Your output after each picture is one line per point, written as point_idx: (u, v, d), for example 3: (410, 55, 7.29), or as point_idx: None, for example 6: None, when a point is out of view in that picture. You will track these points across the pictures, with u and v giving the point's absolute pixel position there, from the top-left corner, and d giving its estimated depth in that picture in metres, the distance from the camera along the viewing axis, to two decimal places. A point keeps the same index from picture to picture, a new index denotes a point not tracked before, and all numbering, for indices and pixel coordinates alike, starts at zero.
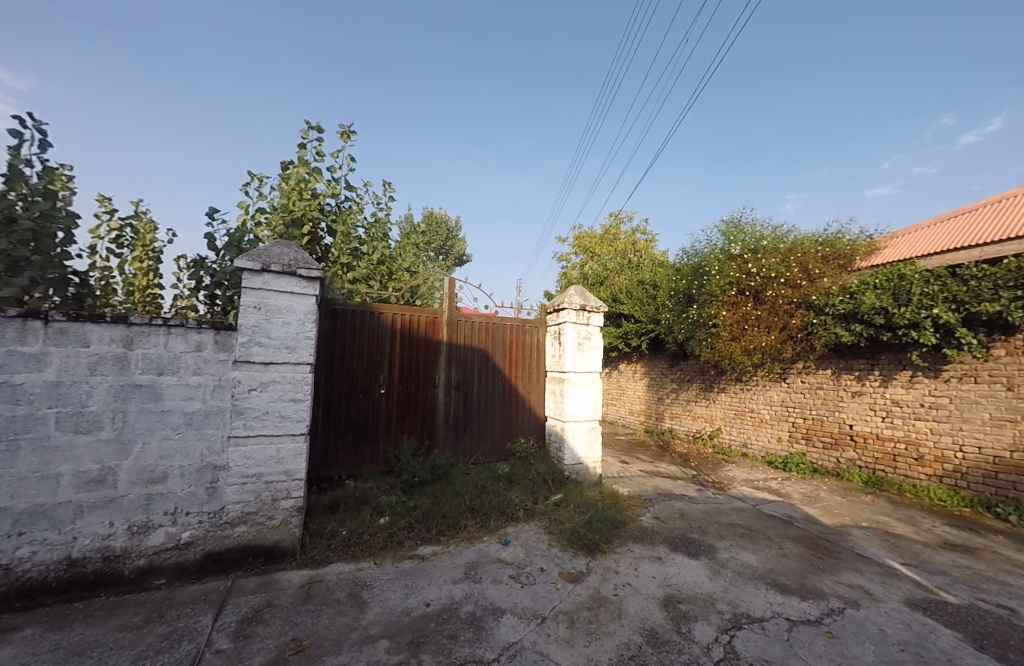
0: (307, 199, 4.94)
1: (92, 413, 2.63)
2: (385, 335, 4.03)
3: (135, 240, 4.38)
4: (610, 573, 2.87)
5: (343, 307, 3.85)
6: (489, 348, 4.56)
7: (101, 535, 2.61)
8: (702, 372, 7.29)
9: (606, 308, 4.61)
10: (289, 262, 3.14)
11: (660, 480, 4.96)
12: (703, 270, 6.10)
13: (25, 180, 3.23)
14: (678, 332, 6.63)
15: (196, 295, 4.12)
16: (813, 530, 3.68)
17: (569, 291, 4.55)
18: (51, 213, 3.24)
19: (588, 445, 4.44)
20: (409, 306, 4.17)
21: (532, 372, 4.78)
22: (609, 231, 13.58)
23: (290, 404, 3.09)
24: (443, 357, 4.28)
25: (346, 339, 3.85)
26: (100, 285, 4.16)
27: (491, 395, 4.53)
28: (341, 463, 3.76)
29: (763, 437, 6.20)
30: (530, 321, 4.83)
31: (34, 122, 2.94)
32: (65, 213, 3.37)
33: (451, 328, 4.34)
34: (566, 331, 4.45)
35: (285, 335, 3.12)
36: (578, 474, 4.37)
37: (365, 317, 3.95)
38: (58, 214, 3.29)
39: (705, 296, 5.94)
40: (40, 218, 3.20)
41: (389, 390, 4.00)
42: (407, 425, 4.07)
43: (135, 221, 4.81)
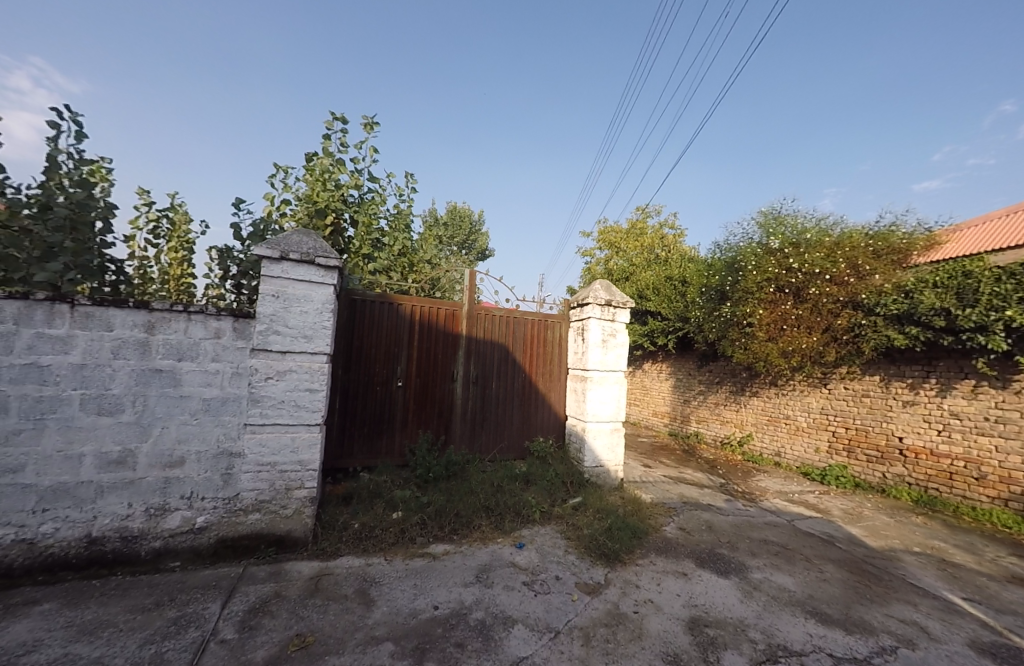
0: (331, 190, 4.93)
1: (114, 395, 2.66)
2: (404, 327, 3.95)
3: (171, 231, 4.46)
4: (630, 587, 2.69)
5: (361, 297, 3.79)
6: (510, 343, 4.42)
7: (120, 515, 2.65)
8: (733, 374, 6.92)
9: (634, 304, 4.38)
10: (309, 251, 3.10)
11: (685, 487, 4.70)
12: (738, 265, 5.72)
13: (65, 170, 3.33)
14: (709, 330, 6.27)
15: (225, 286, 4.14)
16: (857, 552, 3.36)
17: (594, 285, 4.34)
18: (87, 201, 3.31)
19: (610, 448, 4.24)
20: (430, 297, 4.08)
21: (553, 369, 4.62)
22: (636, 225, 13.16)
23: (306, 394, 3.05)
24: (462, 351, 4.17)
25: (365, 330, 3.80)
26: (138, 273, 4.28)
27: (510, 391, 4.39)
28: (357, 454, 3.73)
29: (798, 446, 5.79)
30: (553, 315, 4.65)
31: (71, 113, 2.99)
32: (102, 203, 3.44)
33: (471, 322, 4.24)
34: (590, 326, 4.25)
35: (303, 324, 3.08)
36: (599, 478, 4.18)
37: (385, 308, 3.88)
38: (94, 203, 3.37)
39: (738, 293, 5.58)
40: (77, 206, 3.28)
41: (407, 383, 3.93)
42: (424, 419, 3.99)
43: (173, 212, 4.93)
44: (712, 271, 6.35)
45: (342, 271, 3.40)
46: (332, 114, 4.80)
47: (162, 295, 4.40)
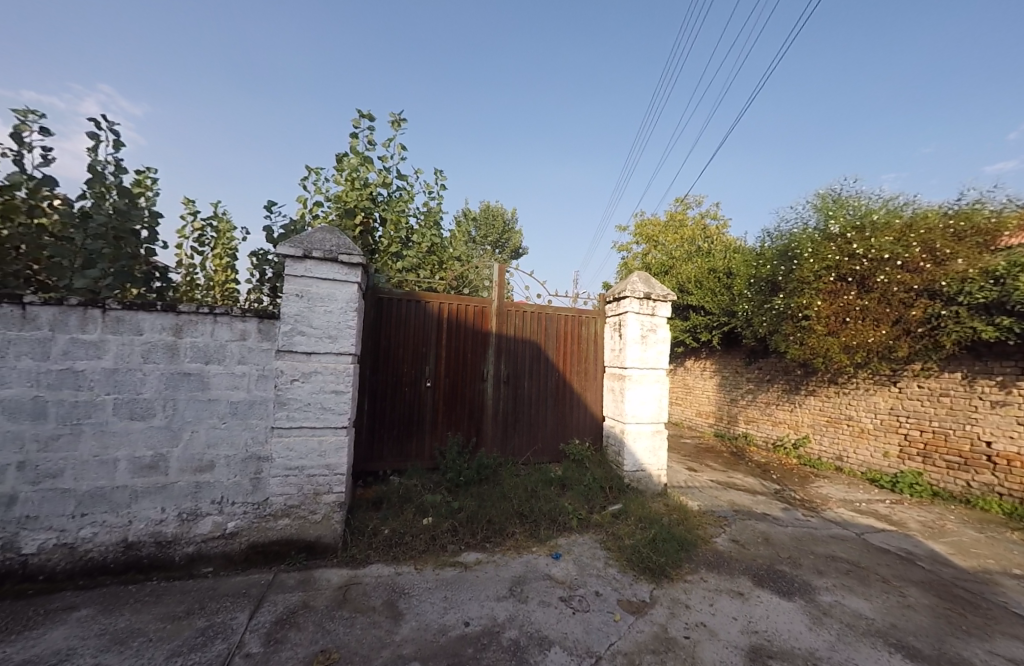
0: (359, 189, 4.86)
1: (146, 400, 2.67)
2: (431, 325, 3.82)
3: (216, 239, 4.55)
4: (679, 607, 2.42)
5: (388, 296, 3.69)
6: (542, 341, 4.21)
7: (154, 520, 2.67)
8: (786, 372, 6.39)
9: (675, 297, 4.07)
10: (331, 248, 3.01)
11: (737, 494, 4.32)
12: (791, 254, 5.21)
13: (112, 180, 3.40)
14: (758, 325, 5.71)
15: (264, 289, 4.12)
16: (945, 572, 2.92)
17: (631, 277, 4.06)
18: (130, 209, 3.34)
19: (652, 451, 3.96)
20: (458, 295, 3.93)
21: (588, 368, 4.36)
22: (675, 217, 12.59)
23: (331, 396, 2.97)
24: (492, 350, 3.99)
25: (392, 329, 3.69)
26: (184, 280, 4.37)
27: (543, 391, 4.18)
28: (386, 458, 3.63)
29: (864, 450, 5.24)
30: (588, 311, 4.40)
31: (107, 121, 3.07)
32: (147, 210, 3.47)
33: (501, 319, 4.05)
34: (627, 323, 3.97)
35: (328, 324, 3.00)
36: (641, 483, 3.90)
37: (412, 307, 3.76)
38: (137, 210, 3.39)
39: (793, 284, 5.06)
40: (119, 213, 3.32)
41: (435, 384, 3.79)
42: (454, 421, 3.84)
43: (217, 221, 5.06)
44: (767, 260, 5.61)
45: (367, 268, 3.30)
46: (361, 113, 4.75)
47: (207, 301, 4.47)
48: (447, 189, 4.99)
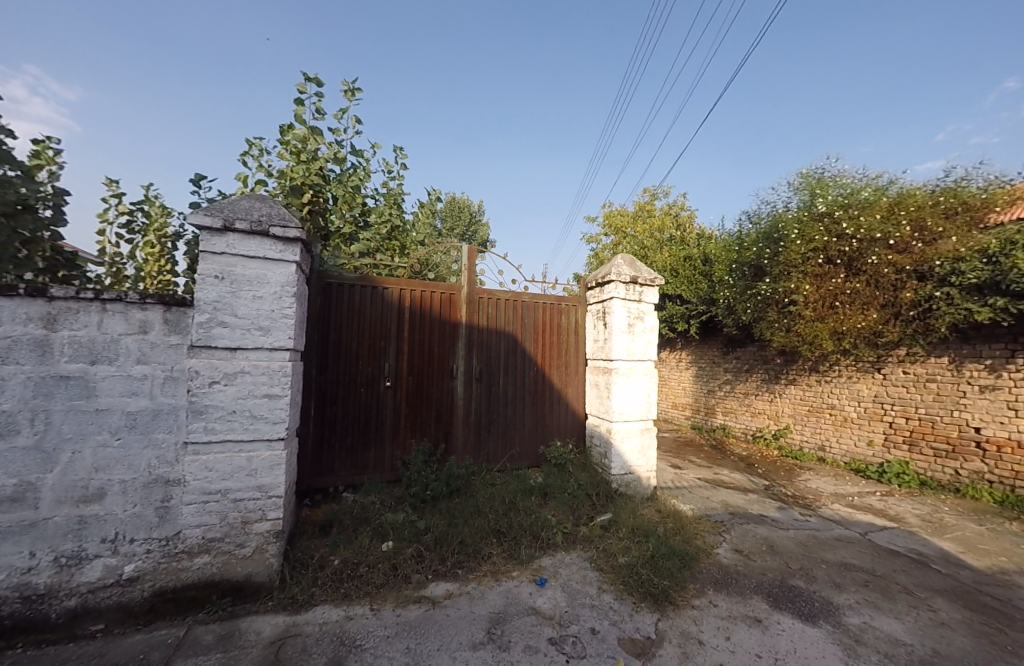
0: (307, 162, 4.22)
1: (4, 413, 2.03)
2: (390, 315, 3.29)
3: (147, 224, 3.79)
4: (691, 644, 2.03)
5: (337, 280, 3.14)
6: (518, 332, 3.76)
7: (20, 569, 2.04)
8: (765, 361, 6.22)
9: (662, 281, 3.72)
10: (260, 218, 2.44)
11: (728, 493, 4.03)
12: (775, 234, 4.90)
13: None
14: (740, 311, 5.43)
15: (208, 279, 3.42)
16: (963, 576, 2.68)
17: (616, 259, 3.67)
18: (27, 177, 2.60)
19: (640, 451, 3.59)
20: (421, 280, 3.42)
21: (568, 361, 3.95)
22: (643, 207, 12.42)
23: (264, 402, 2.41)
24: (462, 343, 3.51)
25: (342, 319, 3.14)
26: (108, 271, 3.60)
27: (520, 388, 3.74)
28: (339, 471, 3.09)
29: (847, 439, 5.09)
30: (568, 299, 3.98)
31: None
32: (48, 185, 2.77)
33: (472, 308, 3.57)
34: (612, 309, 3.57)
35: (257, 312, 2.41)
36: (629, 488, 3.53)
37: (368, 294, 3.23)
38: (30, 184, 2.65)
39: (779, 266, 4.75)
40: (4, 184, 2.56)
41: (396, 383, 3.27)
42: (420, 425, 3.33)
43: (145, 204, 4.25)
44: (749, 243, 5.25)
45: (310, 247, 2.74)
46: (308, 77, 4.15)
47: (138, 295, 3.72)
48: (409, 165, 4.47)
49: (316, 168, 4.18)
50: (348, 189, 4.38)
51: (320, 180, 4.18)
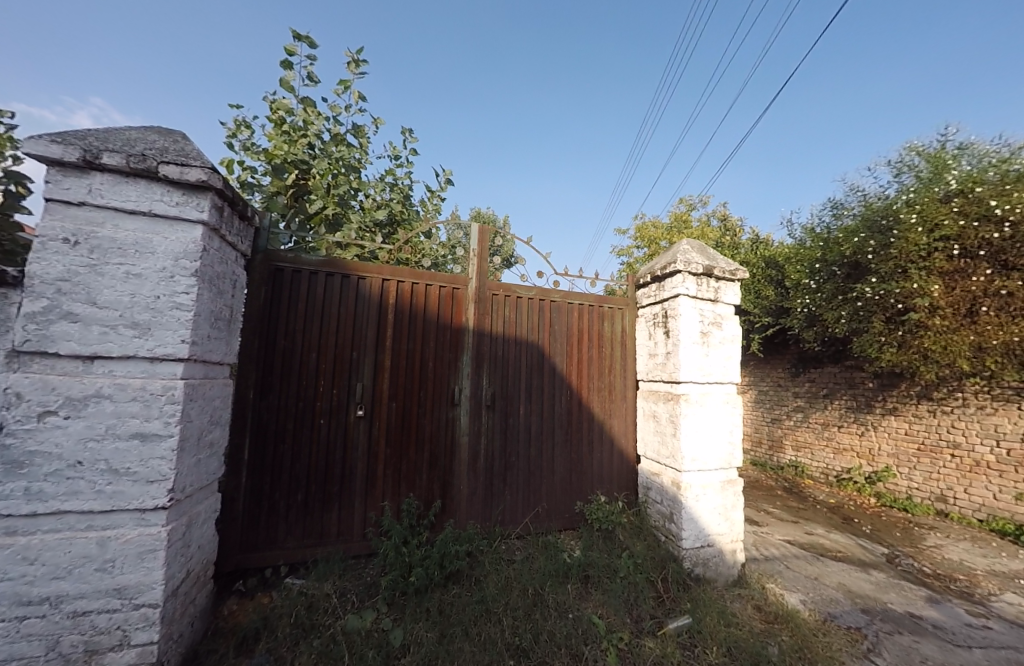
0: (291, 135, 3.40)
1: None
2: (364, 315, 2.34)
3: None
4: None
5: (293, 265, 2.23)
6: (545, 342, 2.77)
7: None
8: (852, 385, 5.01)
9: (747, 275, 2.69)
10: (145, 153, 1.55)
11: (843, 572, 2.84)
12: (885, 219, 3.74)
13: None
14: (831, 323, 4.27)
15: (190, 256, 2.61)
16: None
17: (681, 244, 2.68)
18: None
19: (721, 514, 2.50)
20: (413, 268, 2.48)
21: (613, 384, 2.92)
22: (678, 216, 11.30)
23: (134, 447, 1.48)
24: (467, 356, 2.53)
25: (297, 321, 2.21)
26: None
27: (548, 419, 2.72)
28: (284, 543, 2.11)
29: (979, 487, 3.84)
30: (610, 299, 2.98)
31: None
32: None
33: (483, 309, 2.60)
34: (678, 311, 2.53)
35: (129, 300, 1.51)
36: (707, 568, 2.43)
37: (336, 286, 2.29)
38: None
39: (889, 265, 3.61)
40: None
41: (373, 413, 2.30)
42: (405, 473, 2.33)
43: None
44: (842, 237, 4.07)
45: (234, 203, 1.82)
46: (296, 35, 3.36)
47: None
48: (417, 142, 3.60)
49: (302, 142, 3.37)
50: (340, 168, 3.52)
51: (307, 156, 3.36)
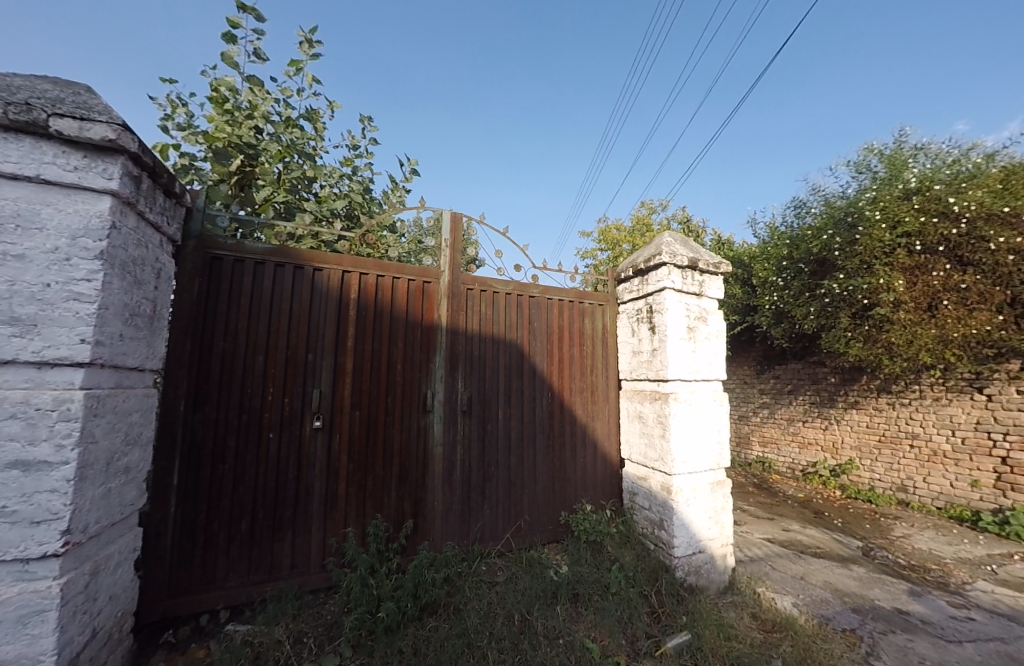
0: (235, 116, 3.03)
1: None
2: (321, 312, 2.04)
3: None
4: None
5: (234, 254, 1.92)
6: (524, 341, 2.57)
7: None
8: (815, 380, 5.15)
9: (730, 268, 2.62)
10: (33, 102, 1.23)
11: (826, 569, 2.81)
12: (850, 216, 3.85)
13: None
14: (799, 319, 4.35)
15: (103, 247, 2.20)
16: None
17: (663, 237, 2.57)
18: None
19: (712, 517, 2.39)
20: (378, 260, 2.22)
21: (595, 385, 2.76)
22: (641, 220, 11.45)
23: (12, 479, 1.15)
24: (441, 357, 2.28)
25: (240, 318, 1.89)
26: None
27: (529, 424, 2.51)
28: (225, 582, 1.78)
29: (938, 475, 4.00)
30: (592, 295, 2.83)
31: None
32: None
33: (458, 305, 2.37)
34: (664, 305, 2.40)
35: (6, 289, 1.18)
36: (699, 576, 2.30)
37: (288, 278, 1.99)
38: None
39: (855, 260, 3.73)
40: None
41: (333, 424, 2.01)
42: (371, 491, 2.05)
43: None
44: (810, 232, 4.17)
45: (153, 172, 1.49)
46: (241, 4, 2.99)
47: None
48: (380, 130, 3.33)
49: (249, 125, 3.02)
50: (293, 154, 3.18)
51: (254, 139, 3.01)
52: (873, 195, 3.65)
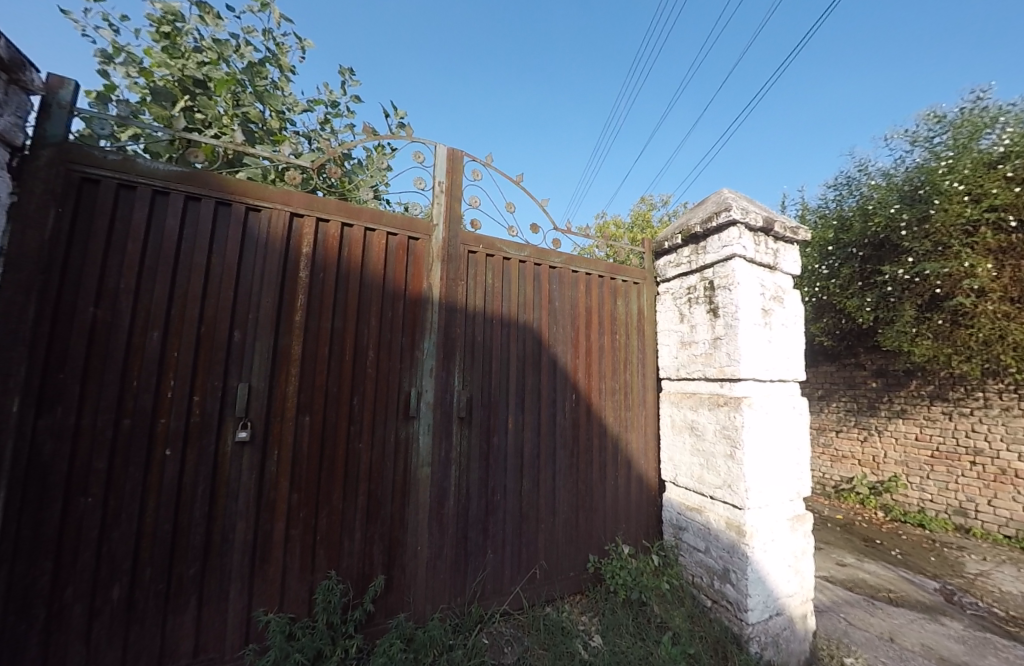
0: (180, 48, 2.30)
1: None
2: (255, 272, 1.39)
3: None
4: None
5: (119, 175, 1.27)
6: (543, 325, 1.95)
7: None
8: (850, 385, 4.59)
9: (810, 235, 2.01)
10: None
11: (915, 624, 2.20)
12: (914, 189, 3.48)
13: None
14: (852, 313, 3.89)
15: None
16: None
17: (726, 193, 1.97)
18: None
19: (792, 566, 1.78)
20: (343, 202, 1.57)
21: (628, 387, 2.14)
22: (640, 215, 10.87)
23: None
24: (429, 342, 1.65)
25: (123, 273, 1.24)
26: None
27: (546, 435, 1.88)
28: None
29: (1006, 499, 3.42)
30: (627, 269, 2.21)
31: None
32: None
33: (455, 272, 1.74)
34: (733, 275, 1.79)
35: None
36: (778, 645, 1.69)
37: (205, 219, 1.34)
38: None
39: (926, 242, 3.31)
40: None
41: (267, 436, 1.36)
42: (323, 534, 1.41)
43: None
44: (865, 211, 3.75)
45: None
46: None
47: None
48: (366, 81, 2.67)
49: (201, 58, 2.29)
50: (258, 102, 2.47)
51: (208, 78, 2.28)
52: (949, 161, 3.22)
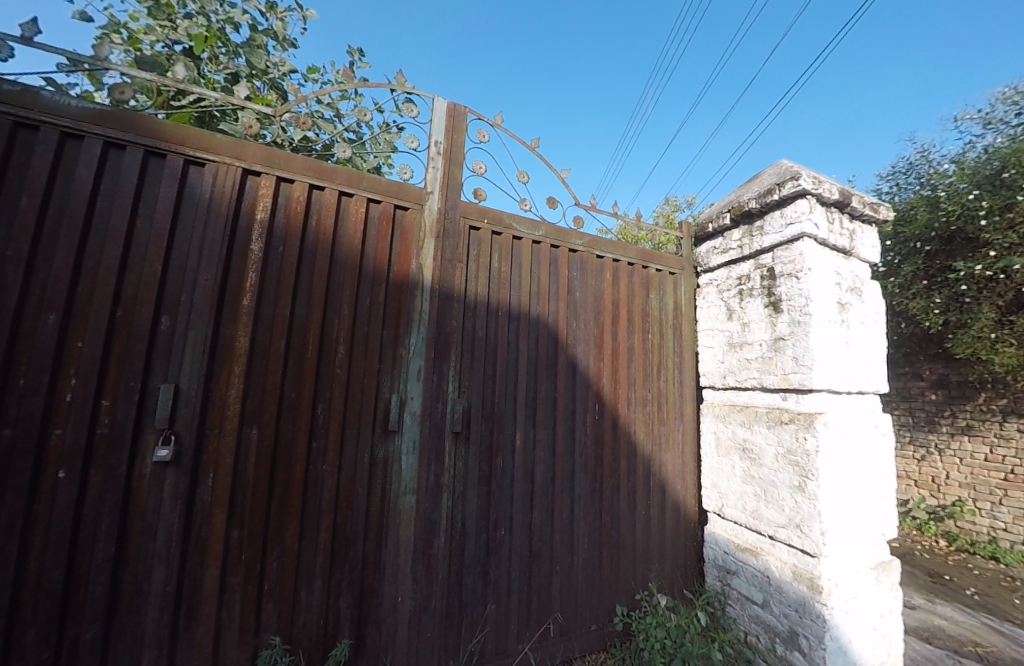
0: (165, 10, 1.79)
1: None
2: (192, 241, 1.09)
3: None
4: None
5: (14, 111, 0.97)
6: (560, 321, 1.61)
7: None
8: (904, 396, 4.13)
9: (892, 217, 1.63)
10: None
11: None
12: (994, 172, 3.04)
13: None
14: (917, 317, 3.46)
15: None
16: None
17: (787, 163, 1.62)
18: None
19: (878, 627, 1.38)
20: (311, 160, 1.26)
21: (661, 398, 1.78)
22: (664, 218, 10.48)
23: None
24: (415, 337, 1.32)
25: (11, 237, 0.94)
26: None
27: (562, 456, 1.54)
28: None
29: None
30: (662, 257, 1.87)
31: None
32: None
33: (452, 252, 1.41)
34: (803, 257, 1.43)
35: None
36: None
37: (128, 170, 1.04)
38: None
39: (1012, 234, 2.87)
40: None
41: (200, 456, 1.04)
42: (272, 584, 1.09)
43: None
44: (935, 202, 3.34)
45: None
46: None
47: None
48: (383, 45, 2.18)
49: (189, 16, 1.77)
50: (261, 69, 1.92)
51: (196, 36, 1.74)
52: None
